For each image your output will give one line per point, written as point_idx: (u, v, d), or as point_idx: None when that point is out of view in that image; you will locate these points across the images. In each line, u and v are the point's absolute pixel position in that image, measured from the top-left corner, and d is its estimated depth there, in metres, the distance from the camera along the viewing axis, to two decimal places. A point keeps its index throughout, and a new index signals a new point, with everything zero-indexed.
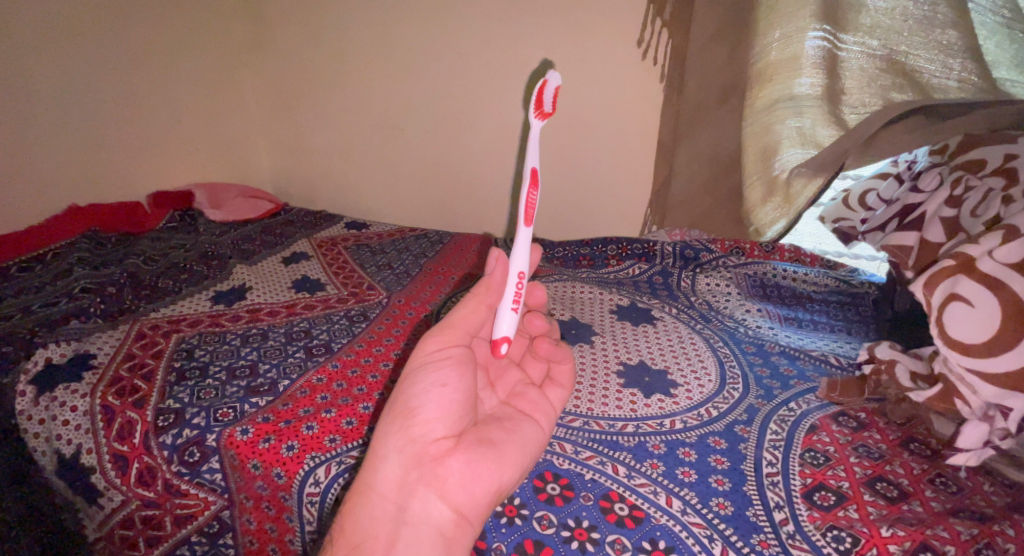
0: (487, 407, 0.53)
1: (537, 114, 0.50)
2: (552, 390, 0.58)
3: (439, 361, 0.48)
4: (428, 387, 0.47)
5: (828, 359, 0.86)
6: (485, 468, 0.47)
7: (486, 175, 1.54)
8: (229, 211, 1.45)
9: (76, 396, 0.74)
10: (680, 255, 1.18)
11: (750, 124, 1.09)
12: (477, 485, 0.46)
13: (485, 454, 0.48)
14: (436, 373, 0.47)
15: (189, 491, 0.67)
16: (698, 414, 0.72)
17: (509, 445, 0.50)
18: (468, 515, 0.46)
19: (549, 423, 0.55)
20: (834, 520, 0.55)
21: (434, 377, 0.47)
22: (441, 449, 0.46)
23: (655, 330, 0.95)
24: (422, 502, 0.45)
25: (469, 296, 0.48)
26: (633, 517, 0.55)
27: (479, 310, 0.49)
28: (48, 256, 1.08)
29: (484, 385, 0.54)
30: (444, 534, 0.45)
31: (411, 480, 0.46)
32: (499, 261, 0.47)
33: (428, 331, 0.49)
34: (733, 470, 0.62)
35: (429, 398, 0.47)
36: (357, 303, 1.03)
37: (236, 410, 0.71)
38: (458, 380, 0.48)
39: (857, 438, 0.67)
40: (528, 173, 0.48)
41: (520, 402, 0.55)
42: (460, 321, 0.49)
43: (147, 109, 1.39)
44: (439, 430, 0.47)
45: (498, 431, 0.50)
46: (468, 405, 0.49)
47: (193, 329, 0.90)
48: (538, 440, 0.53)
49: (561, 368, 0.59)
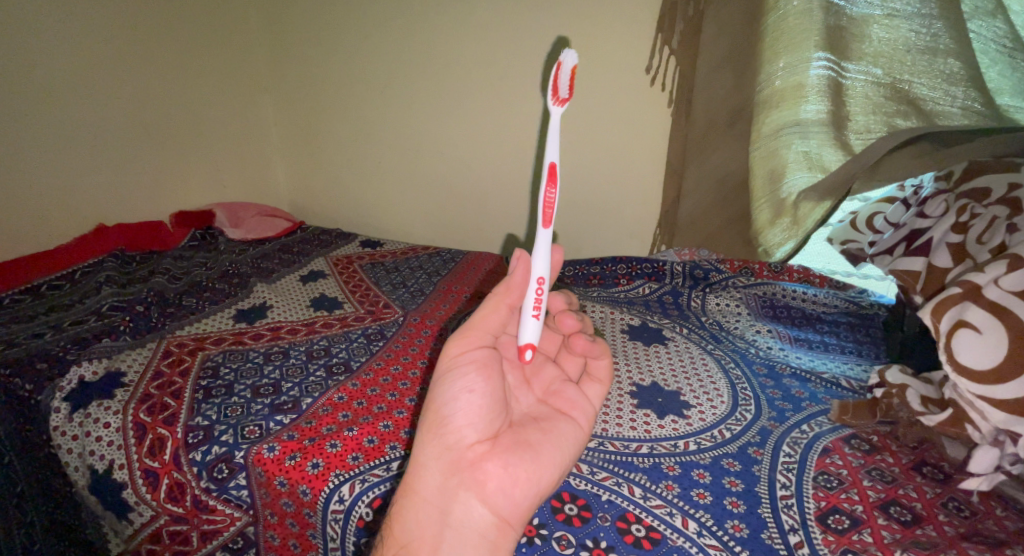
0: (524, 407, 0.55)
1: (554, 100, 0.47)
2: (590, 386, 0.59)
3: (465, 367, 0.49)
4: (457, 395, 0.48)
5: (839, 382, 0.86)
6: (523, 471, 0.48)
7: (498, 195, 1.57)
8: (249, 229, 1.49)
9: (109, 412, 0.76)
10: (690, 274, 1.21)
11: (757, 149, 1.10)
12: (515, 488, 0.47)
13: (522, 456, 0.49)
14: (464, 379, 0.49)
15: (216, 507, 0.69)
16: (712, 435, 0.74)
17: (546, 446, 0.51)
18: (509, 519, 0.47)
19: (586, 420, 0.56)
20: (849, 544, 0.56)
21: (462, 385, 0.49)
22: (477, 454, 0.48)
23: (666, 350, 0.97)
24: (464, 507, 0.47)
25: (489, 296, 0.49)
26: (650, 539, 0.57)
27: (498, 309, 0.49)
28: (77, 275, 1.11)
29: (520, 383, 0.56)
30: (488, 538, 0.47)
31: (451, 485, 0.47)
32: (522, 264, 0.48)
33: (451, 336, 0.50)
34: (747, 493, 0.63)
35: (458, 406, 0.48)
36: (375, 321, 1.06)
37: (263, 428, 0.73)
38: (485, 385, 0.49)
39: (870, 461, 0.68)
40: (546, 170, 0.45)
41: (557, 400, 0.56)
42: (480, 322, 0.50)
43: (168, 131, 1.44)
44: (473, 436, 0.48)
45: (535, 432, 0.51)
46: (500, 408, 0.50)
47: (217, 346, 0.93)
48: (574, 438, 0.54)
49: (598, 362, 0.60)
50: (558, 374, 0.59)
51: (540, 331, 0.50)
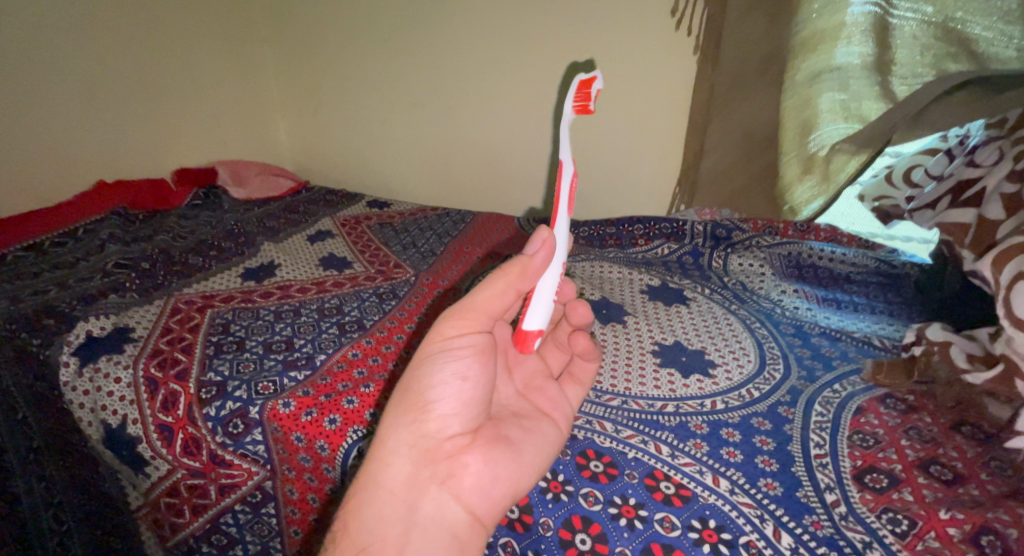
0: (505, 399, 0.54)
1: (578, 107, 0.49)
2: (571, 387, 0.61)
3: (457, 353, 0.47)
4: (447, 382, 0.47)
5: (872, 342, 0.83)
6: (501, 467, 0.48)
7: (510, 153, 1.51)
8: (253, 189, 1.47)
9: (119, 367, 0.74)
10: (711, 235, 1.18)
11: (788, 98, 1.06)
12: (492, 485, 0.47)
13: (502, 452, 0.49)
14: (456, 366, 0.47)
15: (233, 462, 0.68)
16: (740, 395, 0.71)
17: (526, 445, 0.51)
18: (481, 517, 0.47)
19: (567, 421, 0.57)
20: (889, 503, 0.54)
21: (453, 370, 0.47)
22: (456, 446, 0.47)
23: (689, 310, 0.94)
24: (432, 501, 0.46)
25: (500, 277, 0.47)
26: (680, 496, 0.54)
27: (506, 293, 0.47)
28: (79, 233, 1.09)
29: (504, 373, 0.56)
30: (456, 536, 0.46)
31: (422, 476, 0.46)
32: (544, 246, 0.47)
33: (450, 314, 0.47)
34: (780, 451, 0.60)
35: (445, 394, 0.47)
36: (385, 281, 1.03)
37: (277, 384, 0.70)
38: (476, 376, 0.48)
39: (907, 421, 0.65)
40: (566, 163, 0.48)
41: (539, 396, 0.57)
42: (484, 304, 0.47)
43: (166, 84, 1.39)
44: (454, 427, 0.47)
45: (516, 429, 0.52)
46: (485, 401, 0.49)
47: (227, 304, 0.91)
48: (554, 439, 0.54)
49: (586, 366, 0.62)
50: (543, 370, 0.59)
51: (544, 323, 0.51)
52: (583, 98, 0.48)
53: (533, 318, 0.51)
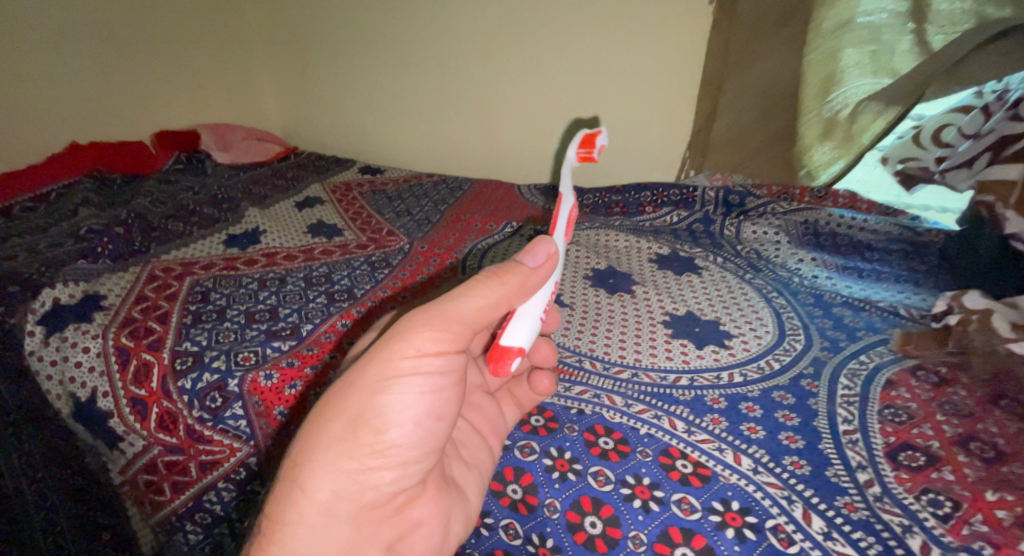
0: None
1: (581, 153, 0.52)
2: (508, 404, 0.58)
3: (434, 390, 0.44)
4: (418, 425, 0.43)
5: (897, 312, 0.77)
6: (450, 512, 0.48)
7: (508, 118, 1.44)
8: (238, 153, 1.43)
9: (88, 336, 0.69)
10: (723, 201, 1.12)
11: (813, 51, 1.00)
12: (438, 535, 0.47)
13: (450, 495, 0.48)
14: (431, 407, 0.44)
15: (213, 437, 0.64)
16: (760, 367, 0.66)
17: (471, 482, 0.51)
18: None
19: None
20: (928, 483, 0.49)
21: (426, 411, 0.44)
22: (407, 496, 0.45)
23: (700, 279, 0.89)
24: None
25: (502, 289, 0.45)
26: (698, 476, 0.49)
27: (499, 307, 0.45)
28: (52, 196, 1.04)
29: None
30: None
31: (364, 532, 0.43)
32: (548, 260, 0.47)
33: (433, 337, 0.43)
34: (805, 427, 0.56)
35: (412, 440, 0.44)
36: (378, 249, 0.97)
37: (258, 355, 0.66)
38: (447, 417, 0.45)
39: (941, 395, 0.60)
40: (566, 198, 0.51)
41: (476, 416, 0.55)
42: (473, 321, 0.44)
43: (141, 43, 1.32)
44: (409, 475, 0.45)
45: (460, 465, 0.51)
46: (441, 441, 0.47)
47: (207, 272, 0.86)
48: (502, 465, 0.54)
49: None
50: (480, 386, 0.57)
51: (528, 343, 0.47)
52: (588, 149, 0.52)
53: (516, 335, 0.46)
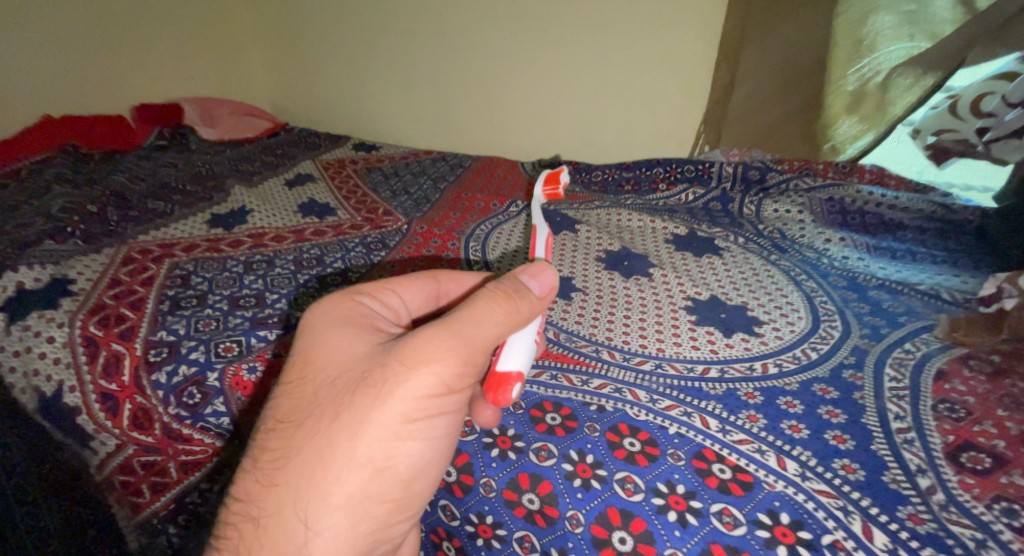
0: None
1: (546, 188, 0.63)
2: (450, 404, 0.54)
3: (451, 431, 0.43)
4: (434, 466, 0.44)
5: (940, 296, 0.71)
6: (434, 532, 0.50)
7: (509, 91, 1.37)
8: (225, 129, 1.37)
9: (53, 325, 0.63)
10: (742, 177, 1.05)
11: (844, 13, 0.95)
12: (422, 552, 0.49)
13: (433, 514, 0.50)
14: (446, 446, 0.44)
15: (193, 436, 0.57)
16: (796, 356, 0.60)
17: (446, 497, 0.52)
18: None
19: None
20: (998, 489, 0.44)
21: (441, 452, 0.44)
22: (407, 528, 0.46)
23: (722, 261, 0.82)
24: None
25: (520, 318, 0.45)
26: (739, 483, 0.43)
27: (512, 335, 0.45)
28: (24, 173, 0.98)
29: None
30: None
31: None
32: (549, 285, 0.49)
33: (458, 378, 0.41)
34: (854, 425, 0.50)
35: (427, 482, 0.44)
36: (373, 230, 0.91)
37: (241, 345, 0.59)
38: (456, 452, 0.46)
39: (1000, 387, 0.54)
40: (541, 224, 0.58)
41: None
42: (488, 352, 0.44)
43: (114, 11, 1.24)
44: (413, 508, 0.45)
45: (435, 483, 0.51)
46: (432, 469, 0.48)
47: (188, 254, 0.79)
48: None
49: None
50: None
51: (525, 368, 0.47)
52: (553, 186, 0.63)
53: (519, 362, 0.46)
